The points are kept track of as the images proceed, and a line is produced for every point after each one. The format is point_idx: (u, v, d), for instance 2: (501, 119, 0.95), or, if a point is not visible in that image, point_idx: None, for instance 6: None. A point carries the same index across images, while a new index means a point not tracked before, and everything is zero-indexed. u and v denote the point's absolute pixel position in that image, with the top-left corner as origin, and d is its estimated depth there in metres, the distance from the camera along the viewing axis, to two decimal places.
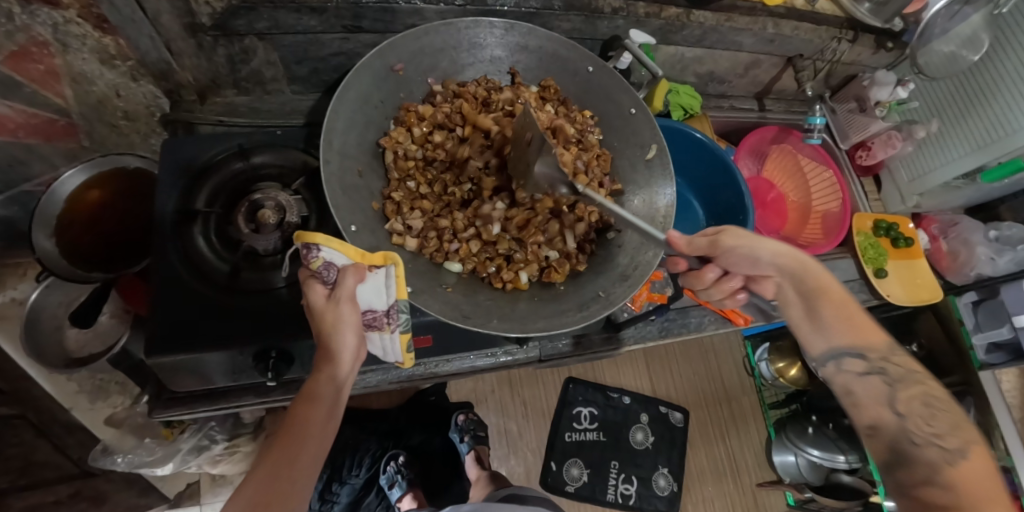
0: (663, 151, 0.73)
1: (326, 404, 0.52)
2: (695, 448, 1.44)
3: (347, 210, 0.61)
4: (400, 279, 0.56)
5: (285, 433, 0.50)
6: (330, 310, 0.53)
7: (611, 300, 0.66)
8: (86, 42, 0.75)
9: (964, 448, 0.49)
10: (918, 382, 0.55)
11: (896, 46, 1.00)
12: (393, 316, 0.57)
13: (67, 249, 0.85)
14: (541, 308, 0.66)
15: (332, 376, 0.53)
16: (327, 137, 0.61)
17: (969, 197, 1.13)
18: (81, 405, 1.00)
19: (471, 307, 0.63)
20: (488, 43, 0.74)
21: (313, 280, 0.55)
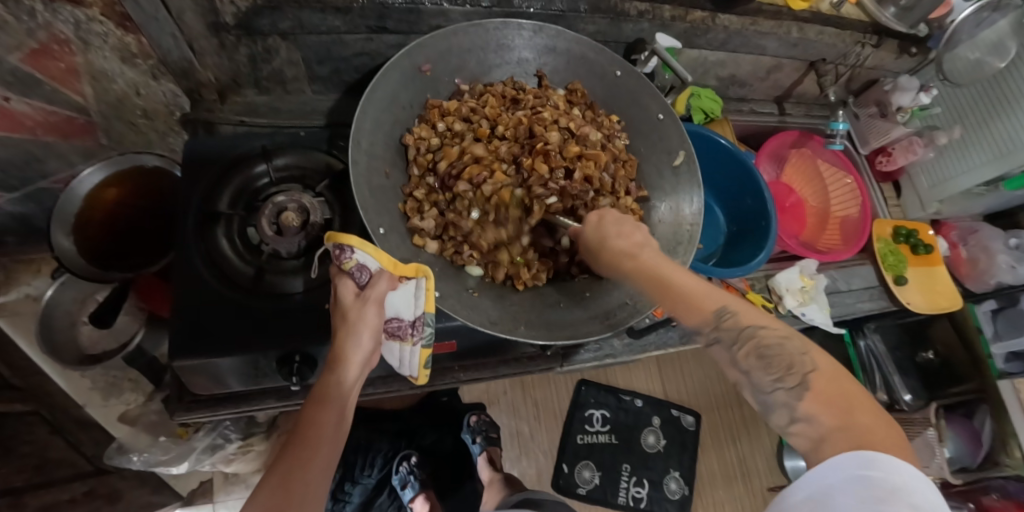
0: (691, 158, 0.73)
1: (337, 407, 0.50)
2: (707, 452, 1.44)
3: (375, 213, 0.60)
4: (429, 292, 0.55)
5: (300, 435, 0.48)
6: (355, 310, 0.52)
7: (640, 307, 0.63)
8: (107, 41, 0.74)
9: (805, 381, 0.43)
10: (753, 332, 0.46)
11: (919, 51, 0.99)
12: (417, 328, 0.56)
13: (87, 247, 0.85)
14: (562, 315, 0.65)
15: (345, 379, 0.51)
16: (355, 137, 0.60)
17: (992, 203, 1.11)
18: (94, 402, 1.00)
19: (499, 314, 0.62)
20: (516, 45, 0.74)
21: (345, 277, 0.53)
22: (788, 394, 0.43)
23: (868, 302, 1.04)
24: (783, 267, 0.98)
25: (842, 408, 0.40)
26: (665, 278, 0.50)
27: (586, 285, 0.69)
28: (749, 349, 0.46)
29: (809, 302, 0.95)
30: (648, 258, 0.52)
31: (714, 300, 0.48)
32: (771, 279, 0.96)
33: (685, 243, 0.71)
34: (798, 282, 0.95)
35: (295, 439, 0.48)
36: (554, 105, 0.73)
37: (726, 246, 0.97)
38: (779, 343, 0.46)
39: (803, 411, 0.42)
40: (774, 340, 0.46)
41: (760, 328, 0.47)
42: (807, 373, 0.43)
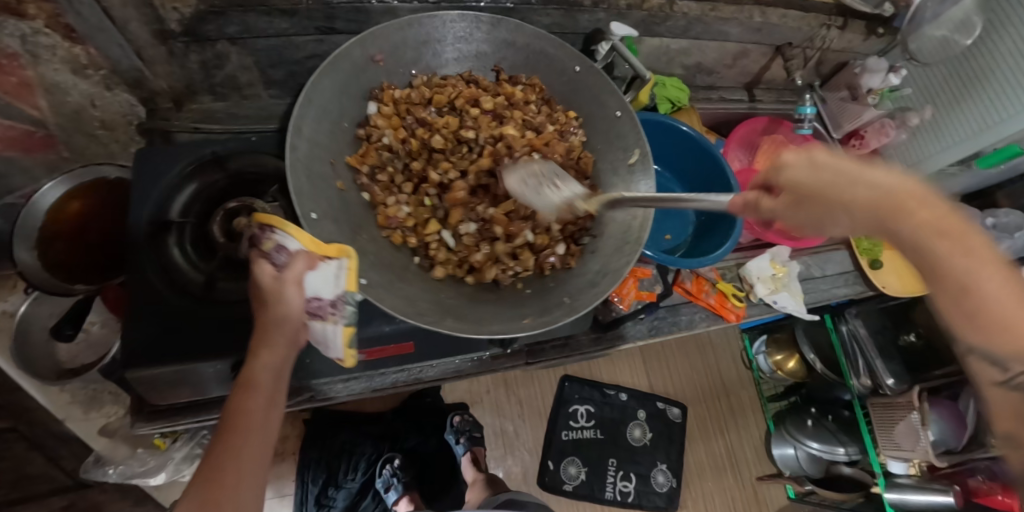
0: (646, 156, 0.71)
1: (264, 391, 0.52)
2: (694, 444, 1.43)
3: (309, 199, 0.58)
4: (352, 271, 0.52)
5: (229, 422, 0.51)
6: (274, 292, 0.51)
7: (575, 308, 0.63)
8: (56, 53, 0.71)
9: None
10: None
11: (887, 32, 0.99)
12: (337, 308, 0.53)
13: (54, 263, 0.85)
14: (498, 311, 0.63)
15: (269, 362, 0.52)
16: (296, 123, 0.59)
17: (971, 182, 1.09)
18: (74, 416, 0.98)
19: (429, 305, 0.61)
20: (474, 37, 0.73)
21: (263, 259, 0.52)
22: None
23: (844, 287, 1.03)
24: (754, 255, 0.93)
25: None
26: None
27: (527, 281, 0.68)
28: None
29: (781, 290, 0.90)
30: (980, 262, 0.35)
31: None
32: (742, 267, 0.91)
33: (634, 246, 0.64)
34: (769, 269, 0.90)
35: (224, 429, 0.51)
36: (511, 96, 0.73)
37: (696, 237, 0.90)
38: None
39: None
40: None
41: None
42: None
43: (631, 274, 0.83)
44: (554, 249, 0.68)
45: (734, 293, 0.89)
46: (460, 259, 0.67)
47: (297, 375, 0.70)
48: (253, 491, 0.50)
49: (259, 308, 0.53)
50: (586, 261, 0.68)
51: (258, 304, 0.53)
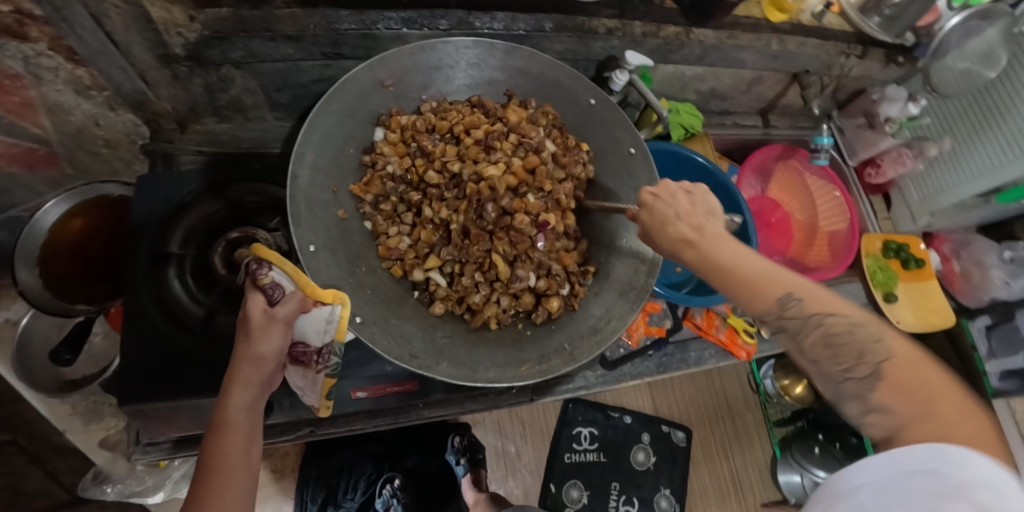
0: None
1: (242, 430, 0.48)
2: (698, 468, 1.41)
3: (308, 229, 0.57)
4: (344, 319, 0.51)
5: (204, 469, 0.45)
6: (263, 328, 0.48)
7: (575, 356, 0.61)
8: (59, 74, 0.69)
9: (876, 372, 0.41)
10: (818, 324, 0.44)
11: (906, 60, 0.94)
12: (323, 357, 0.53)
13: (53, 281, 0.84)
14: (493, 354, 0.61)
15: (243, 399, 0.48)
16: (299, 150, 0.58)
17: (990, 214, 1.06)
18: (74, 427, 0.99)
19: (421, 346, 0.58)
20: (488, 64, 0.70)
21: (257, 292, 0.49)
22: (859, 384, 0.41)
23: None
24: None
25: (917, 400, 0.38)
26: (784, 281, 0.45)
27: (527, 322, 0.66)
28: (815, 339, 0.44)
29: None
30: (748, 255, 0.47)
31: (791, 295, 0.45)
32: None
33: (636, 299, 0.63)
34: None
35: (202, 474, 0.45)
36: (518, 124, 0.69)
37: None
38: (849, 330, 0.43)
39: (878, 403, 0.40)
40: (844, 327, 0.43)
41: (829, 315, 0.44)
42: (879, 363, 0.41)
43: (642, 310, 0.83)
44: (557, 291, 0.66)
45: (745, 328, 0.87)
46: (457, 297, 0.65)
47: (294, 411, 0.68)
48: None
49: (240, 341, 0.49)
50: (589, 303, 0.66)
51: (239, 336, 0.49)
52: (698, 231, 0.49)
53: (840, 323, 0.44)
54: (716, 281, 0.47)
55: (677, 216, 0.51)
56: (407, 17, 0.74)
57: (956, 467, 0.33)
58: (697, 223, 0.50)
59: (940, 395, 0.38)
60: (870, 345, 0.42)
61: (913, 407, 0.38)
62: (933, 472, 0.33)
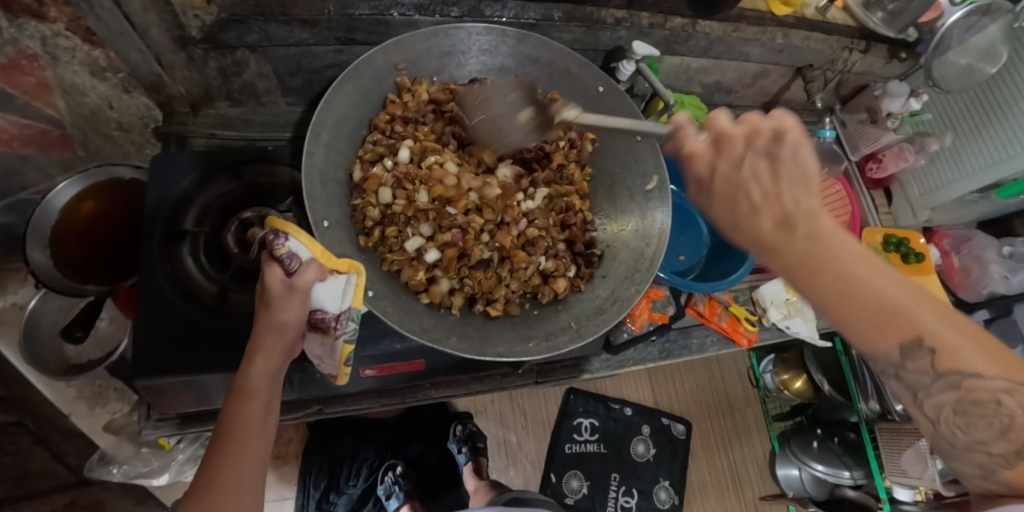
0: (666, 184, 0.66)
1: (261, 398, 0.49)
2: (697, 461, 1.42)
3: (322, 205, 0.58)
4: (360, 288, 0.52)
5: (223, 431, 0.47)
6: (280, 298, 0.49)
7: (580, 334, 0.61)
8: (75, 55, 0.71)
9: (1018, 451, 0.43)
10: (954, 384, 0.43)
11: (908, 56, 0.97)
12: (340, 324, 0.52)
13: (65, 261, 0.86)
14: (503, 332, 0.61)
15: (265, 368, 0.50)
16: (315, 128, 0.58)
17: (988, 211, 1.07)
18: (80, 411, 1.00)
19: (431, 322, 0.59)
20: (500, 50, 0.71)
21: (274, 263, 0.49)
22: (991, 456, 0.44)
23: None
24: (769, 277, 0.91)
25: None
26: (915, 325, 0.41)
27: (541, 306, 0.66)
28: (948, 397, 0.44)
29: (795, 315, 0.88)
30: (884, 275, 0.42)
31: (927, 332, 0.41)
32: (756, 290, 0.89)
33: (640, 282, 0.63)
34: (783, 294, 0.89)
35: (219, 438, 0.47)
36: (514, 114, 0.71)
37: (712, 259, 0.87)
38: (994, 403, 0.42)
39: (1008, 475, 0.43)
40: (990, 398, 0.42)
41: (969, 377, 0.42)
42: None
43: (644, 295, 0.83)
44: (564, 273, 0.66)
45: (747, 317, 0.88)
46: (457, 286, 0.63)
47: (304, 388, 0.70)
48: (252, 496, 0.46)
49: (260, 311, 0.50)
50: (596, 286, 0.67)
51: (260, 306, 0.50)
52: (802, 243, 0.42)
53: (985, 389, 0.42)
54: (840, 310, 0.42)
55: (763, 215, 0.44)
56: (419, 3, 0.76)
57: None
58: (794, 226, 0.43)
59: None
60: (1020, 414, 0.42)
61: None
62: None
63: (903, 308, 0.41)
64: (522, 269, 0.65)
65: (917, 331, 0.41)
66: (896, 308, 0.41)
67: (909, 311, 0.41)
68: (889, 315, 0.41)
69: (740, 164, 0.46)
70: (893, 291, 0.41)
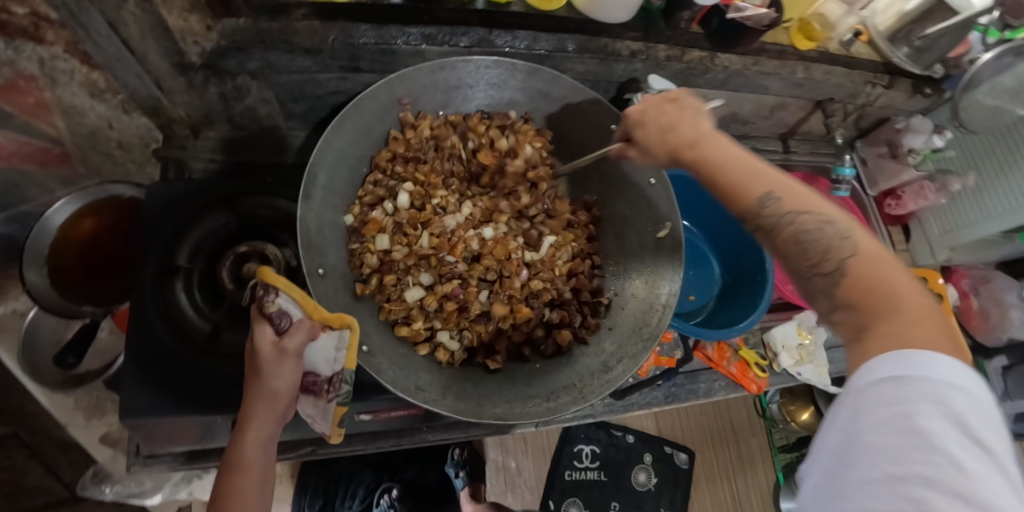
0: (678, 233, 0.63)
1: (254, 472, 0.46)
2: (699, 490, 1.39)
3: (317, 251, 0.56)
4: (353, 348, 0.48)
5: (214, 510, 0.45)
6: (271, 363, 0.46)
7: (585, 395, 0.57)
8: (74, 77, 0.69)
9: (842, 267, 0.42)
10: (790, 221, 0.44)
11: (934, 92, 0.91)
12: (333, 386, 0.49)
13: (61, 283, 0.84)
14: (502, 389, 0.58)
15: (257, 438, 0.47)
16: (312, 170, 0.56)
17: (1008, 252, 1.04)
18: (76, 422, 0.97)
19: (427, 379, 0.56)
20: (508, 84, 0.68)
21: (264, 322, 0.47)
22: (825, 281, 0.43)
23: None
24: (781, 318, 0.89)
25: (876, 305, 0.40)
26: (764, 182, 0.46)
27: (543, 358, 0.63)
28: (784, 235, 0.45)
29: (806, 362, 0.86)
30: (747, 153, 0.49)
31: (767, 182, 0.46)
32: (767, 333, 0.86)
33: (649, 338, 0.61)
34: (795, 338, 0.86)
35: None
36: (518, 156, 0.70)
37: (722, 298, 0.86)
38: (818, 228, 0.44)
39: (841, 303, 0.42)
40: (813, 224, 0.44)
41: (803, 215, 0.45)
42: (845, 260, 0.42)
43: None
44: (569, 323, 0.65)
45: (757, 362, 0.85)
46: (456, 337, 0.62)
47: (297, 430, 0.68)
48: None
49: (250, 377, 0.48)
50: (602, 337, 0.64)
51: (249, 373, 0.48)
52: (700, 132, 0.52)
53: (811, 220, 0.44)
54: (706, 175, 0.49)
55: (674, 124, 0.54)
56: (427, 33, 0.73)
57: (918, 370, 0.36)
58: (695, 127, 0.53)
59: (904, 287, 0.40)
60: (841, 238, 0.43)
61: (871, 299, 0.40)
62: (896, 378, 0.36)
63: (756, 172, 0.47)
64: (523, 318, 0.64)
65: (771, 183, 0.46)
66: (748, 168, 0.47)
67: (760, 168, 0.48)
68: (741, 169, 0.48)
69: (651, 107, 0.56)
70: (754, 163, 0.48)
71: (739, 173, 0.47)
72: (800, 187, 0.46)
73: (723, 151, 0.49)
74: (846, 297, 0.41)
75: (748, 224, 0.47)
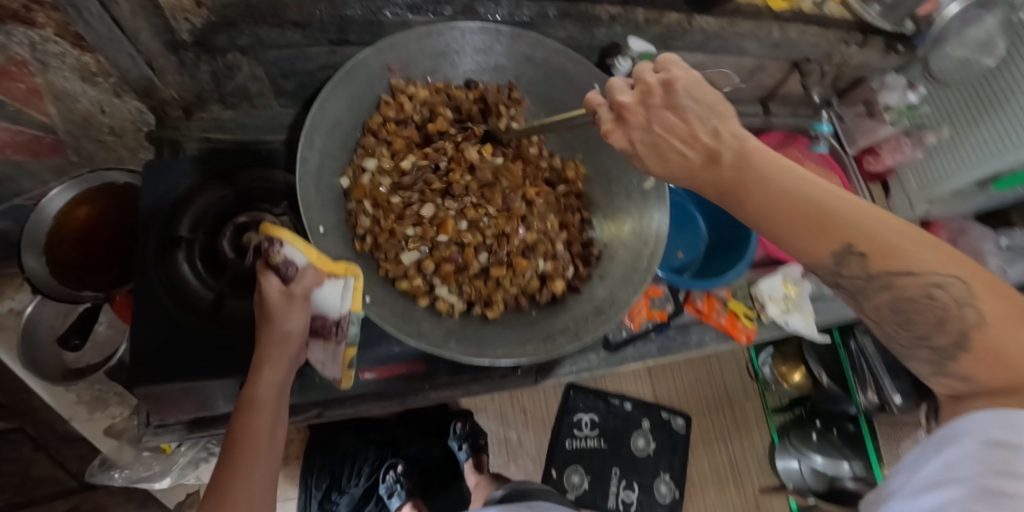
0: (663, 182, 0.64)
1: (268, 410, 0.49)
2: (698, 455, 1.43)
3: (317, 211, 0.58)
4: (358, 290, 0.50)
5: (230, 447, 0.47)
6: (281, 308, 0.49)
7: (580, 335, 0.60)
8: (65, 61, 0.70)
9: (962, 339, 0.39)
10: (885, 283, 0.41)
11: (905, 49, 0.94)
12: (341, 328, 0.52)
13: (61, 267, 0.85)
14: (501, 334, 0.61)
15: (271, 379, 0.50)
16: (308, 133, 0.58)
17: (983, 203, 1.08)
18: (80, 416, 1.03)
19: (430, 327, 0.59)
20: (494, 49, 0.70)
21: (270, 272, 0.50)
22: (938, 351, 0.41)
23: None
24: (765, 272, 0.92)
25: (996, 367, 0.37)
26: (836, 229, 0.40)
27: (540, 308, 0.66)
28: (884, 296, 0.42)
29: (793, 311, 0.88)
30: (805, 182, 0.41)
31: (841, 233, 0.40)
32: (754, 286, 0.89)
33: (640, 280, 0.63)
34: (781, 289, 0.89)
35: (227, 452, 0.47)
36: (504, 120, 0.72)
37: (709, 255, 0.88)
38: (926, 292, 0.39)
39: (964, 371, 0.39)
40: (920, 288, 0.39)
41: (902, 272, 0.40)
42: (966, 328, 0.39)
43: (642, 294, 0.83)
44: (562, 274, 0.67)
45: (744, 312, 0.88)
46: (455, 292, 0.64)
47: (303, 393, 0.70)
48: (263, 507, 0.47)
49: (261, 323, 0.50)
50: (595, 285, 0.67)
51: (260, 321, 0.50)
52: (728, 167, 0.43)
53: (916, 283, 0.40)
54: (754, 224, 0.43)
55: (689, 150, 0.45)
56: (412, 2, 0.75)
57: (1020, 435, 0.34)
58: (720, 149, 0.44)
59: None
60: (953, 305, 0.39)
61: (993, 376, 0.38)
62: (995, 440, 0.35)
63: (817, 214, 0.41)
64: (518, 272, 0.66)
65: (849, 235, 0.40)
66: (810, 213, 0.41)
67: (824, 207, 0.41)
68: (798, 215, 0.41)
69: (650, 121, 0.46)
70: (813, 197, 0.41)
71: (796, 217, 0.41)
72: (891, 230, 0.40)
73: (768, 192, 0.41)
74: (962, 368, 0.39)
75: (826, 275, 0.43)
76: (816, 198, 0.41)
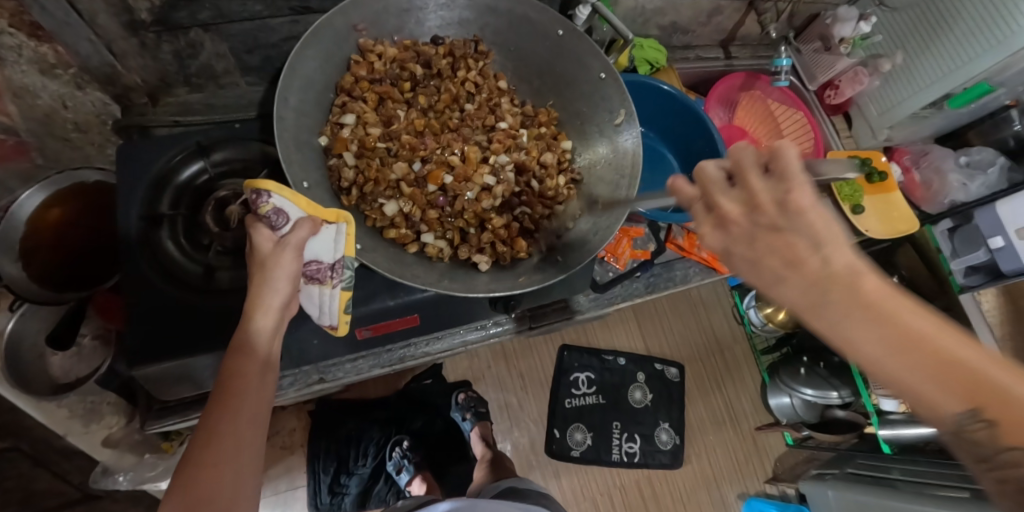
0: (633, 118, 0.68)
1: (259, 354, 0.49)
2: (693, 402, 1.47)
3: (299, 167, 0.58)
4: (350, 236, 0.55)
5: (221, 386, 0.46)
6: (273, 255, 0.50)
7: (567, 265, 0.63)
8: (22, 54, 0.66)
9: None
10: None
11: None
12: (337, 272, 0.55)
13: (40, 274, 0.80)
14: (491, 275, 0.64)
15: (263, 324, 0.49)
16: (282, 92, 0.58)
17: (943, 123, 1.12)
18: (75, 430, 0.85)
19: (423, 270, 0.61)
20: (457, 3, 0.70)
21: (261, 223, 0.51)
22: None
23: None
24: None
25: None
26: (974, 390, 0.34)
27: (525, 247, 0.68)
28: None
29: None
30: (928, 321, 0.36)
31: (984, 397, 0.33)
32: None
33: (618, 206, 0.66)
34: None
35: (218, 392, 0.46)
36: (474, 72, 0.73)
37: None
38: None
39: None
40: None
41: None
42: None
43: (624, 235, 0.86)
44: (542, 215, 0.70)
45: None
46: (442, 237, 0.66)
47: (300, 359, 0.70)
48: (255, 449, 0.46)
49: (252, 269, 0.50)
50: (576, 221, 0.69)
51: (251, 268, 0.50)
52: (838, 287, 0.37)
53: None
54: (865, 363, 0.37)
55: (789, 269, 0.39)
56: None
57: None
58: (827, 268, 0.38)
59: None
60: None
61: None
62: None
63: (947, 366, 0.34)
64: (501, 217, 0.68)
65: (985, 400, 0.33)
66: (937, 361, 0.34)
67: (953, 359, 0.34)
68: (923, 367, 0.35)
69: (750, 241, 0.41)
70: (941, 342, 0.35)
71: (921, 363, 0.35)
72: None
73: (883, 332, 0.36)
74: None
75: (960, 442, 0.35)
76: (945, 345, 0.35)
